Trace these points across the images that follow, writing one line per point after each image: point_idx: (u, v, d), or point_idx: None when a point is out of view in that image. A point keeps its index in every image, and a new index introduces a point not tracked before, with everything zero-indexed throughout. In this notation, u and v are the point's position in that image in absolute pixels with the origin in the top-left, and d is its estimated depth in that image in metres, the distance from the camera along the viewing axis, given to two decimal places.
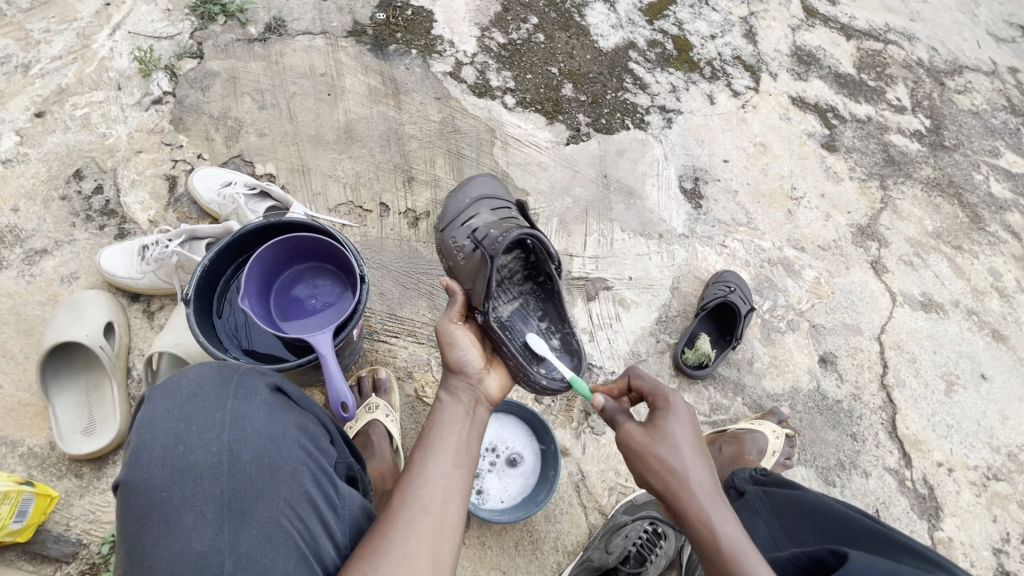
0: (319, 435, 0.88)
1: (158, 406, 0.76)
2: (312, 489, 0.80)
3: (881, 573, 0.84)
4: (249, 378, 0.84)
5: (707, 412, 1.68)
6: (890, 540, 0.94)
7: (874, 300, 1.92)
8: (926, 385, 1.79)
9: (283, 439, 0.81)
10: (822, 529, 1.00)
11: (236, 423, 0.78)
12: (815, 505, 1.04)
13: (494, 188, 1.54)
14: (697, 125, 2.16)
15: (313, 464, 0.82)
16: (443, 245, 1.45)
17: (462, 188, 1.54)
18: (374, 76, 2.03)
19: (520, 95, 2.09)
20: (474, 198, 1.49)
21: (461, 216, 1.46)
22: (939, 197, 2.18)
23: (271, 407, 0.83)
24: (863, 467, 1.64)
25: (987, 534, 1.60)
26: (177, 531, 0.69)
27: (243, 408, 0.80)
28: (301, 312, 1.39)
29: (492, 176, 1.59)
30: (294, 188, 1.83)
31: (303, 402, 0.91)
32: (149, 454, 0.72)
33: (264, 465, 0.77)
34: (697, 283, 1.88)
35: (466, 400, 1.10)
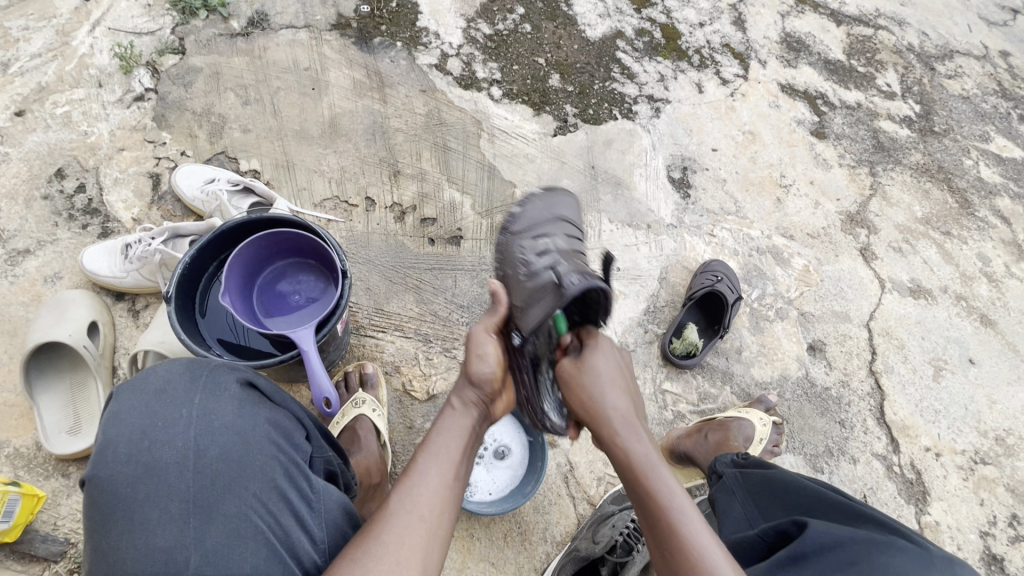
0: (291, 430, 0.88)
1: (124, 403, 0.75)
2: (282, 483, 0.80)
3: (836, 538, 0.85)
4: (218, 374, 0.84)
5: (695, 401, 1.68)
6: (857, 510, 0.93)
7: (863, 287, 1.92)
8: (914, 371, 1.80)
9: (252, 434, 0.81)
10: (792, 504, 1.01)
11: (204, 419, 0.78)
12: (786, 481, 1.04)
13: (572, 210, 1.46)
14: (686, 114, 2.15)
15: (283, 459, 0.82)
16: (506, 252, 1.32)
17: (541, 198, 1.44)
18: (358, 69, 2.02)
19: (507, 86, 2.07)
20: (555, 217, 1.39)
21: (534, 229, 1.34)
22: (928, 182, 2.17)
23: (240, 402, 0.83)
24: (851, 453, 1.65)
25: (974, 518, 1.61)
26: (142, 527, 0.69)
27: (211, 403, 0.80)
28: (285, 308, 1.39)
29: (574, 198, 1.50)
30: (279, 184, 1.82)
31: (275, 396, 0.91)
32: (114, 451, 0.72)
33: (232, 460, 0.77)
34: (686, 273, 1.88)
35: (475, 414, 1.09)
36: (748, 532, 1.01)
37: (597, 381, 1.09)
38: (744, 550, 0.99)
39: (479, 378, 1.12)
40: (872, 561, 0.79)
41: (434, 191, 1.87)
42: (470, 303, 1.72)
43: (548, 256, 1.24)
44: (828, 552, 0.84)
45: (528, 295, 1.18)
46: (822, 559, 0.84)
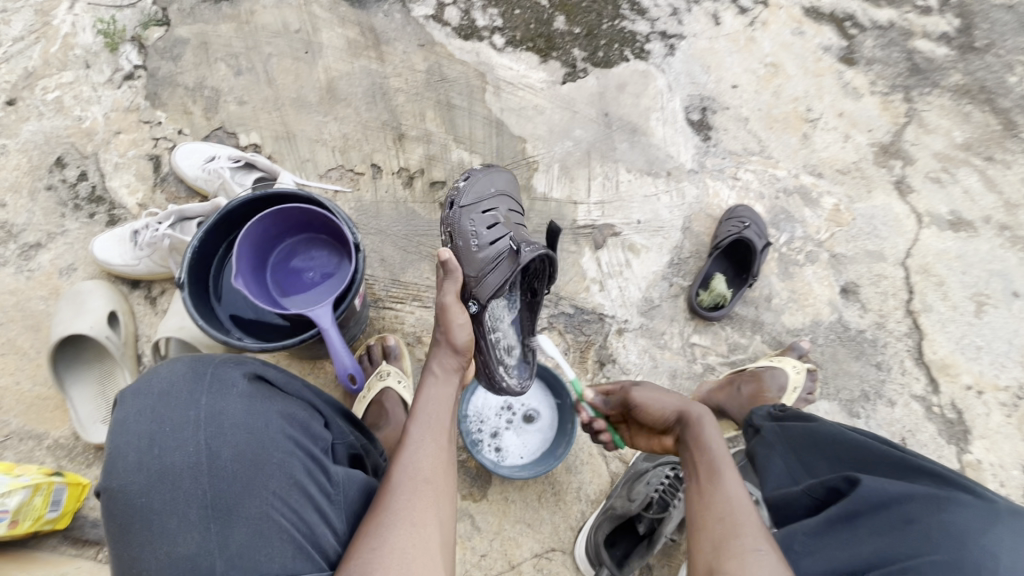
0: (308, 420, 0.85)
1: (131, 409, 0.75)
2: (303, 478, 0.79)
3: (891, 496, 0.85)
4: (223, 371, 0.81)
5: (725, 352, 1.64)
6: (906, 460, 0.92)
7: (899, 223, 1.82)
8: (954, 307, 1.72)
9: (265, 431, 0.79)
10: (838, 457, 0.98)
11: (212, 420, 0.76)
12: (830, 433, 1.01)
13: (508, 185, 1.42)
14: (703, 50, 2.01)
15: (301, 453, 0.80)
16: (456, 226, 1.29)
17: (484, 172, 1.39)
18: (352, 27, 1.90)
19: (510, 34, 1.94)
20: (497, 193, 1.36)
21: (484, 204, 1.33)
22: (969, 105, 2.02)
23: (249, 398, 0.81)
24: (888, 396, 1.61)
25: (1017, 454, 1.57)
26: (162, 534, 0.70)
27: (218, 404, 0.78)
28: (300, 286, 1.35)
29: (508, 171, 1.45)
30: (282, 157, 1.76)
31: (287, 386, 0.88)
32: (126, 460, 0.72)
33: (247, 460, 0.76)
34: (710, 221, 1.80)
35: (456, 381, 1.04)
36: (792, 488, 0.98)
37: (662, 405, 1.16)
38: (790, 508, 0.98)
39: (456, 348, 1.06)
40: (932, 521, 0.80)
41: (441, 153, 1.80)
42: None
43: (497, 230, 1.30)
44: (882, 510, 0.85)
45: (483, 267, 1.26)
46: (876, 517, 0.85)
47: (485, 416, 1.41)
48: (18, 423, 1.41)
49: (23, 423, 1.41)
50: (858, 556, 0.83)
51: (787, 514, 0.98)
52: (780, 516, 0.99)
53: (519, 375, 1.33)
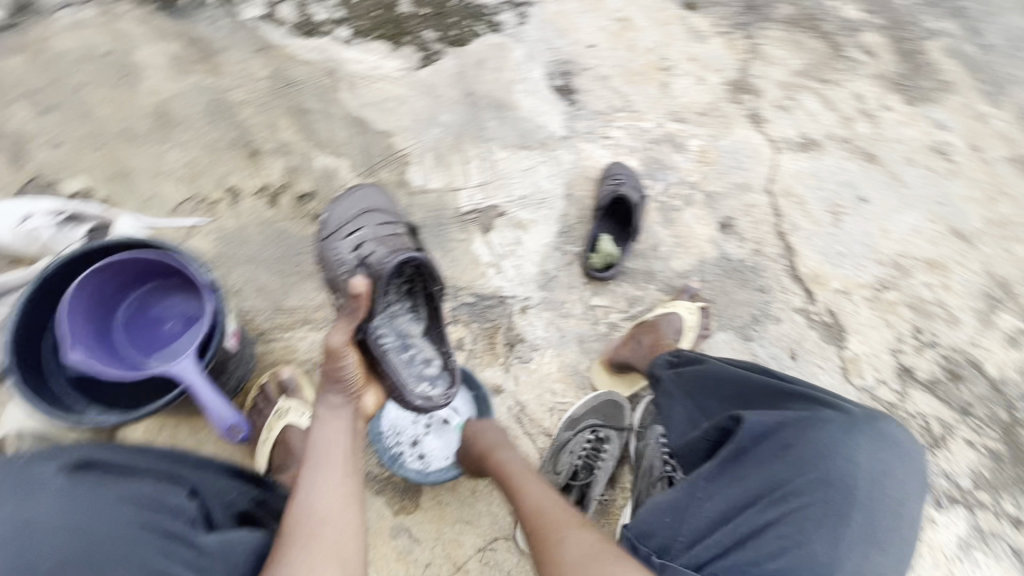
0: (158, 494, 0.85)
1: None
2: (159, 556, 0.78)
3: (769, 425, 0.96)
4: (35, 475, 0.77)
5: (626, 308, 1.69)
6: (782, 389, 1.03)
7: (758, 153, 1.95)
8: (816, 222, 1.88)
9: (98, 520, 0.76)
10: (726, 394, 1.06)
11: (29, 526, 0.72)
12: (717, 373, 1.09)
13: (380, 200, 1.36)
14: (553, 14, 2.01)
15: (151, 532, 0.79)
16: (325, 257, 1.31)
17: (347, 195, 1.36)
18: (175, 41, 1.72)
19: (355, 24, 1.84)
20: (360, 211, 1.32)
21: (347, 226, 1.31)
22: (800, 33, 2.17)
23: (76, 490, 0.78)
24: (774, 314, 1.74)
25: (885, 340, 1.74)
26: None
27: (34, 509, 0.74)
28: (160, 342, 1.22)
29: (376, 185, 1.40)
30: (120, 200, 1.56)
31: (117, 463, 0.88)
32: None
33: (82, 553, 0.74)
34: (590, 183, 1.83)
35: (346, 413, 1.07)
36: (691, 434, 1.05)
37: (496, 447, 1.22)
38: (692, 452, 1.04)
39: (343, 382, 1.06)
40: (802, 442, 0.93)
41: (304, 163, 1.68)
42: None
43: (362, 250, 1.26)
44: (764, 442, 0.95)
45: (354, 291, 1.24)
46: (761, 450, 0.95)
47: (402, 427, 1.37)
48: None
49: None
50: (747, 488, 0.93)
51: (691, 458, 1.04)
52: (686, 461, 1.05)
53: (440, 386, 1.17)
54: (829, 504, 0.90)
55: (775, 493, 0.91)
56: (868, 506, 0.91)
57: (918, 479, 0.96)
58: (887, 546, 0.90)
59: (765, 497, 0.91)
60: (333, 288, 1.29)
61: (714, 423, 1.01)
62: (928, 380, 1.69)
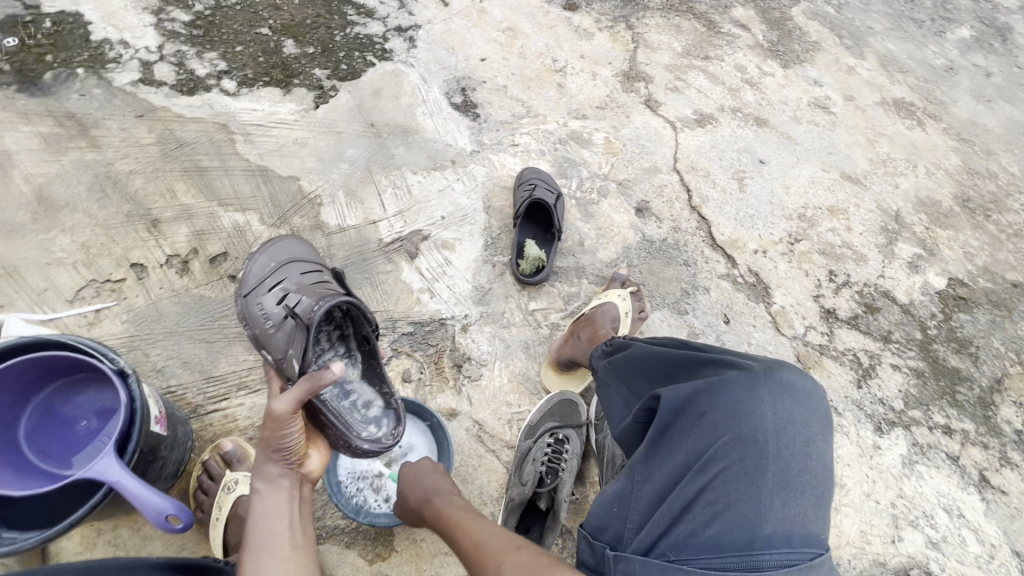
0: None
1: None
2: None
3: (686, 396, 0.99)
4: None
5: (564, 306, 1.72)
6: (695, 359, 1.06)
7: (660, 135, 2.04)
8: (724, 191, 1.99)
9: None
10: (654, 373, 1.10)
11: None
12: (643, 354, 1.14)
13: (300, 251, 1.34)
14: (441, 34, 2.04)
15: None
16: (247, 317, 1.21)
17: (263, 248, 1.30)
18: (44, 121, 1.63)
19: (239, 74, 1.81)
20: (281, 263, 1.28)
21: (269, 281, 1.25)
22: (676, 18, 2.31)
23: None
24: (703, 284, 1.81)
25: (807, 288, 1.86)
26: None
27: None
28: (81, 444, 1.14)
29: (296, 237, 1.37)
30: (7, 298, 1.44)
31: None
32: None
33: None
34: (507, 192, 1.85)
35: (288, 484, 1.00)
36: (626, 420, 1.09)
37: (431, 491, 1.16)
38: (631, 436, 1.07)
39: (284, 450, 0.99)
40: (715, 405, 0.96)
41: (210, 224, 1.61)
42: None
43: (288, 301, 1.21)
44: (683, 414, 0.98)
45: (284, 346, 1.18)
46: (681, 422, 0.98)
47: (362, 471, 1.35)
48: None
49: None
50: (677, 461, 0.95)
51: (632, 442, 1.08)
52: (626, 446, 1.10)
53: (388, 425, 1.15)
54: (749, 460, 0.91)
55: (700, 460, 0.93)
56: (783, 456, 0.92)
57: (827, 420, 0.98)
58: (806, 488, 0.91)
59: (695, 466, 0.93)
60: (259, 347, 1.21)
61: (641, 405, 1.04)
62: (850, 318, 1.81)
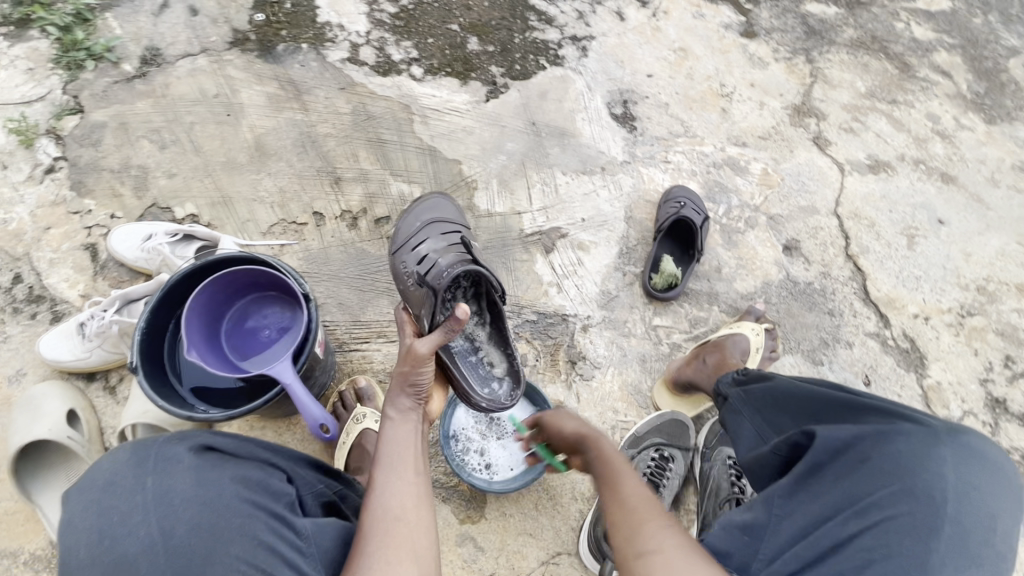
0: (267, 479, 0.81)
1: (72, 506, 0.67)
2: (268, 539, 0.74)
3: (845, 439, 0.91)
4: (167, 448, 0.73)
5: (688, 329, 1.70)
6: (854, 403, 0.99)
7: (824, 176, 1.92)
8: (889, 244, 1.82)
9: (220, 502, 0.73)
10: (796, 409, 1.05)
11: (160, 500, 0.69)
12: (787, 388, 1.08)
13: (445, 211, 1.43)
14: (613, 46, 2.10)
15: (263, 516, 0.76)
16: (394, 272, 1.35)
17: (412, 209, 1.43)
18: (270, 83, 1.92)
19: (427, 62, 1.99)
20: (425, 222, 1.38)
21: (412, 241, 1.36)
22: (865, 56, 2.15)
23: (198, 469, 0.74)
24: (846, 339, 1.68)
25: (972, 368, 1.66)
26: None
27: (165, 481, 0.70)
28: (259, 348, 1.34)
29: (445, 198, 1.47)
30: (221, 222, 1.75)
31: (236, 451, 0.83)
32: (75, 559, 0.65)
33: (205, 529, 0.70)
34: (650, 207, 1.86)
35: (416, 418, 1.09)
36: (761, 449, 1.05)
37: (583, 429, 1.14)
38: (762, 467, 1.04)
39: (417, 387, 1.10)
40: (881, 455, 0.88)
41: (380, 190, 1.82)
42: None
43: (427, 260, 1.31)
44: (841, 456, 0.91)
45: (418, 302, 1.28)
46: (836, 465, 0.91)
47: (467, 437, 1.42)
48: None
49: None
50: (827, 504, 0.88)
51: (761, 475, 1.05)
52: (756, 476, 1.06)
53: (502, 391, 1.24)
54: (919, 516, 0.82)
55: (859, 504, 0.86)
56: (957, 522, 0.82)
57: (1012, 501, 0.87)
58: (983, 562, 0.81)
59: (849, 510, 0.86)
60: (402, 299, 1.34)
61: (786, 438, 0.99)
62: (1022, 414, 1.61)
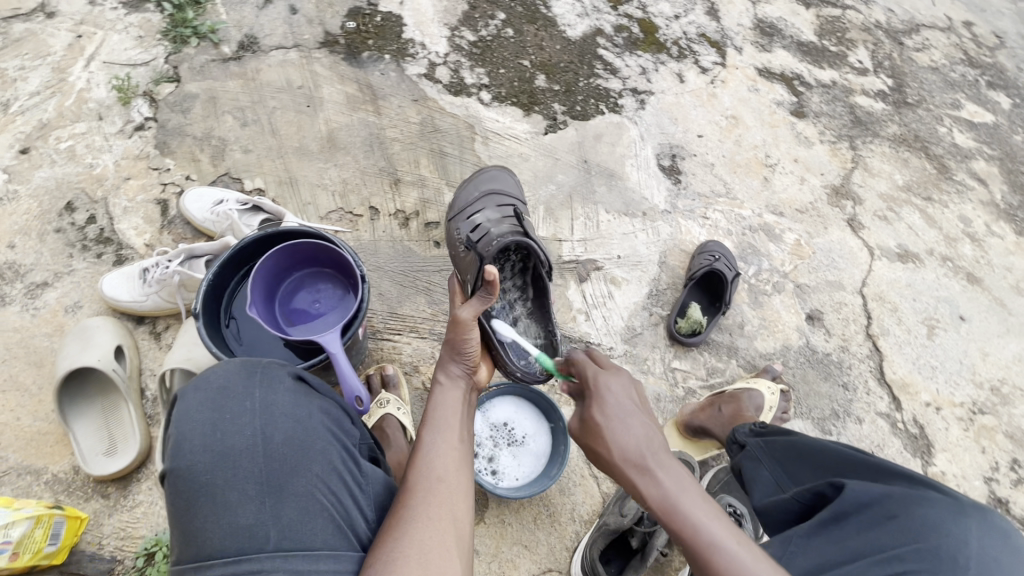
0: (341, 418, 0.93)
1: (192, 401, 0.80)
2: (340, 465, 0.84)
3: (872, 496, 0.91)
4: (272, 369, 0.88)
5: (704, 376, 1.75)
6: (882, 469, 0.99)
7: (854, 256, 2.00)
8: (909, 331, 1.88)
9: (309, 421, 0.85)
10: (820, 465, 1.07)
11: (266, 410, 0.82)
12: (810, 445, 1.12)
13: (501, 185, 1.60)
14: (670, 104, 2.23)
15: (339, 445, 0.86)
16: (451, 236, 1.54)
17: (473, 181, 1.62)
18: (351, 84, 2.07)
19: (496, 90, 2.14)
20: (483, 193, 1.57)
21: (469, 209, 1.54)
22: (906, 152, 2.26)
23: (295, 395, 0.87)
24: (857, 414, 1.72)
25: (978, 465, 1.69)
26: (223, 509, 0.73)
27: (270, 396, 0.84)
28: (306, 318, 1.43)
29: (508, 172, 1.66)
30: (284, 200, 1.87)
31: (322, 389, 0.95)
32: (190, 443, 0.76)
33: (297, 443, 0.81)
34: (684, 256, 1.95)
35: (462, 385, 1.17)
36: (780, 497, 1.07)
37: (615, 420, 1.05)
38: (778, 513, 1.06)
39: (464, 353, 1.17)
40: (910, 514, 0.86)
41: (435, 197, 1.93)
42: None
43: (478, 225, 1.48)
44: (866, 510, 0.90)
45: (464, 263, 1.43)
46: (861, 517, 0.90)
47: (480, 440, 1.47)
48: (17, 459, 1.41)
49: (21, 458, 1.41)
50: (847, 550, 0.88)
51: (777, 521, 1.07)
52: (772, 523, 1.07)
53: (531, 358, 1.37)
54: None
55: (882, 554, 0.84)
56: None
57: None
58: None
59: (871, 558, 0.85)
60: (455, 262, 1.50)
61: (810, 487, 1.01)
62: None
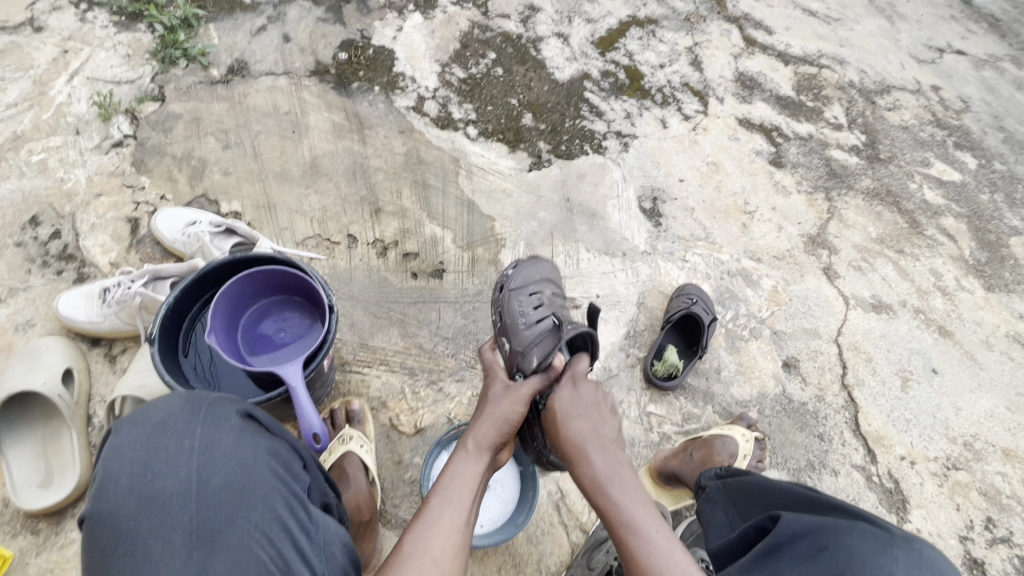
0: (290, 459, 0.88)
1: (125, 437, 0.75)
2: (283, 513, 0.79)
3: (805, 526, 0.91)
4: (219, 406, 0.83)
5: (679, 422, 1.73)
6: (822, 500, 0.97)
7: (829, 304, 2.02)
8: (883, 382, 1.88)
9: (254, 464, 0.80)
10: (767, 501, 1.06)
11: (206, 449, 0.77)
12: (758, 480, 1.10)
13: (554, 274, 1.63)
14: (652, 148, 2.27)
15: (284, 489, 0.82)
16: (506, 306, 1.48)
17: (530, 261, 1.59)
18: (338, 112, 2.08)
19: (482, 126, 2.16)
20: (542, 279, 1.56)
21: (529, 287, 1.52)
22: (880, 206, 2.32)
23: (241, 432, 0.83)
24: (832, 466, 1.71)
25: (952, 523, 1.66)
26: (144, 561, 0.67)
27: (212, 435, 0.79)
28: (269, 346, 1.38)
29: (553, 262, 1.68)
30: (260, 225, 1.84)
31: (273, 428, 0.90)
32: (116, 485, 0.71)
33: (235, 489, 0.76)
34: (662, 298, 1.95)
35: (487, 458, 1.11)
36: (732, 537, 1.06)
37: (573, 413, 1.16)
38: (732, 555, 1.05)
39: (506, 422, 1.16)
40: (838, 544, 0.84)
41: (415, 227, 1.91)
42: (455, 335, 1.75)
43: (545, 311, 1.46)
44: (800, 540, 0.90)
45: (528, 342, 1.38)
46: (794, 548, 0.89)
47: None
48: None
49: None
50: None
51: (727, 558, 1.05)
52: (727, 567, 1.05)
53: None
54: None
55: None
56: None
57: None
58: None
59: None
60: (504, 333, 1.44)
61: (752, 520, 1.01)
62: None
